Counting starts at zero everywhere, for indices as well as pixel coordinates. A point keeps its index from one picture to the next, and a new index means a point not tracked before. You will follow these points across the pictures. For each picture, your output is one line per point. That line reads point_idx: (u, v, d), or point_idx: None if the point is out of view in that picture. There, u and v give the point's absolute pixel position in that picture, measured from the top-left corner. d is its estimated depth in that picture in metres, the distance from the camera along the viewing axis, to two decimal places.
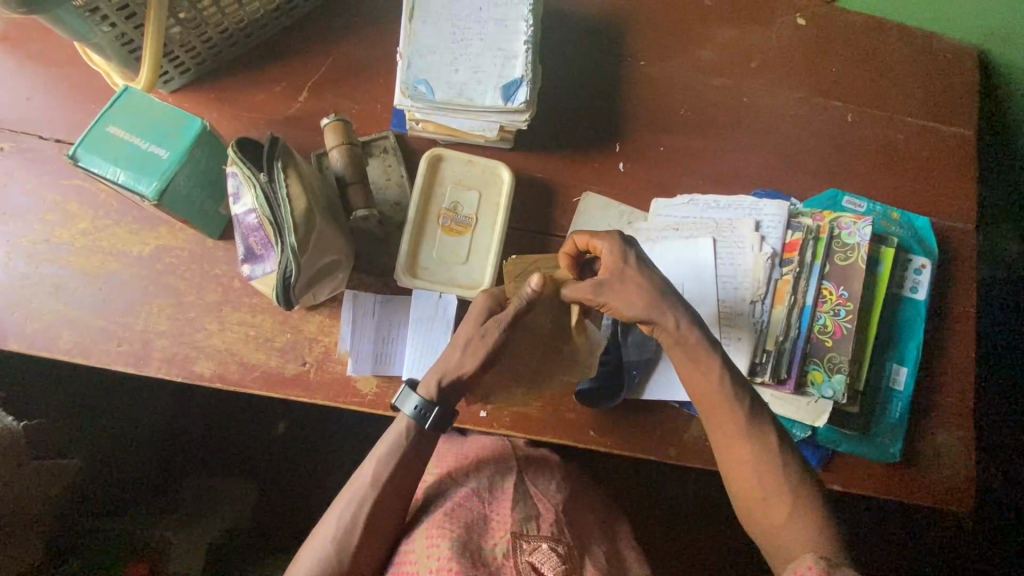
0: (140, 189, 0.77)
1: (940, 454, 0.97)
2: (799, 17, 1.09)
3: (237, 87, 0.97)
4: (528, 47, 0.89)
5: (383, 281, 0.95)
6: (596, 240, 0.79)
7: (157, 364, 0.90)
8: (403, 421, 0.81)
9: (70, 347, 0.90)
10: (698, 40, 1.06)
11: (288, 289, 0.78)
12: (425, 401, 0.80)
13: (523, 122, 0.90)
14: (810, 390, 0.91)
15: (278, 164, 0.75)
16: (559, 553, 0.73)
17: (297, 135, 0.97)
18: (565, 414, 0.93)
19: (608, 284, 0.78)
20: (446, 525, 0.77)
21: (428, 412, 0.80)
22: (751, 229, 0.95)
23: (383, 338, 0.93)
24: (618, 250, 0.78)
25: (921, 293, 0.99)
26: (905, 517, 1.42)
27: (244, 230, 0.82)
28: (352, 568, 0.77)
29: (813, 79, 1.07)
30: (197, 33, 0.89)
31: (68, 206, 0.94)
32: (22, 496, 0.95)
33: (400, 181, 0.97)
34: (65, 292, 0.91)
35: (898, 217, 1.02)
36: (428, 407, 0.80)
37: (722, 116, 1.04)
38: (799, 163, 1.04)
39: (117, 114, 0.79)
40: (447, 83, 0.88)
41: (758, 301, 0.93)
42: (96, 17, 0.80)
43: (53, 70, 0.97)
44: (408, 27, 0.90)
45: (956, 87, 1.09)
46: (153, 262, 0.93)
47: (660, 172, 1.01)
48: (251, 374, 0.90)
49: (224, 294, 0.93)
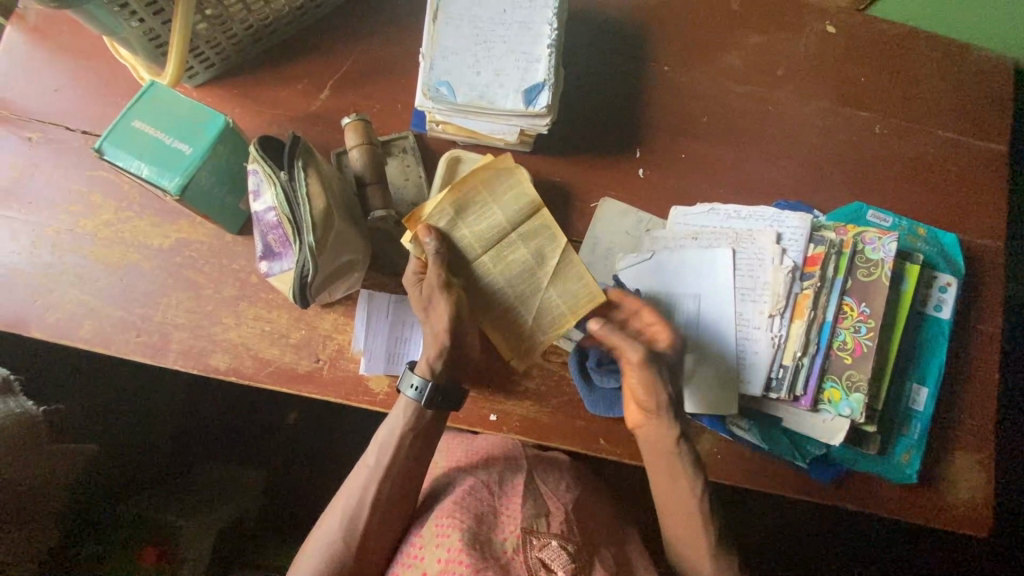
0: (162, 184, 0.78)
1: (958, 476, 0.95)
2: (828, 25, 1.06)
3: (261, 85, 0.97)
4: (551, 50, 0.88)
5: (398, 280, 0.95)
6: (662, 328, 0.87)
7: (173, 355, 0.91)
8: (405, 406, 0.83)
9: (89, 336, 0.91)
10: (725, 47, 1.04)
11: (304, 287, 0.79)
12: (422, 380, 0.82)
13: (543, 126, 0.89)
14: (826, 407, 0.89)
15: (298, 162, 0.76)
16: (570, 551, 0.72)
17: (318, 134, 0.97)
18: (576, 422, 0.93)
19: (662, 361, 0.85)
20: (456, 514, 0.76)
21: (412, 381, 0.82)
22: (772, 240, 0.93)
23: (396, 338, 0.93)
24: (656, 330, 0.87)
25: (945, 312, 0.96)
26: (910, 543, 1.38)
27: (263, 227, 0.82)
28: (357, 552, 0.79)
29: (841, 89, 1.05)
30: (223, 29, 0.90)
31: (93, 197, 0.95)
32: (40, 480, 0.98)
33: (418, 181, 0.97)
34: (86, 282, 0.93)
35: (924, 233, 0.99)
36: (425, 385, 0.82)
37: (745, 124, 1.02)
38: (824, 175, 1.02)
39: (142, 109, 0.79)
40: (468, 86, 0.87)
41: (776, 315, 0.91)
42: (124, 12, 0.80)
43: (81, 62, 0.98)
44: (431, 28, 0.89)
45: (988, 100, 1.06)
46: (172, 255, 0.94)
47: (680, 181, 1.00)
48: (265, 369, 0.91)
49: (241, 288, 0.93)
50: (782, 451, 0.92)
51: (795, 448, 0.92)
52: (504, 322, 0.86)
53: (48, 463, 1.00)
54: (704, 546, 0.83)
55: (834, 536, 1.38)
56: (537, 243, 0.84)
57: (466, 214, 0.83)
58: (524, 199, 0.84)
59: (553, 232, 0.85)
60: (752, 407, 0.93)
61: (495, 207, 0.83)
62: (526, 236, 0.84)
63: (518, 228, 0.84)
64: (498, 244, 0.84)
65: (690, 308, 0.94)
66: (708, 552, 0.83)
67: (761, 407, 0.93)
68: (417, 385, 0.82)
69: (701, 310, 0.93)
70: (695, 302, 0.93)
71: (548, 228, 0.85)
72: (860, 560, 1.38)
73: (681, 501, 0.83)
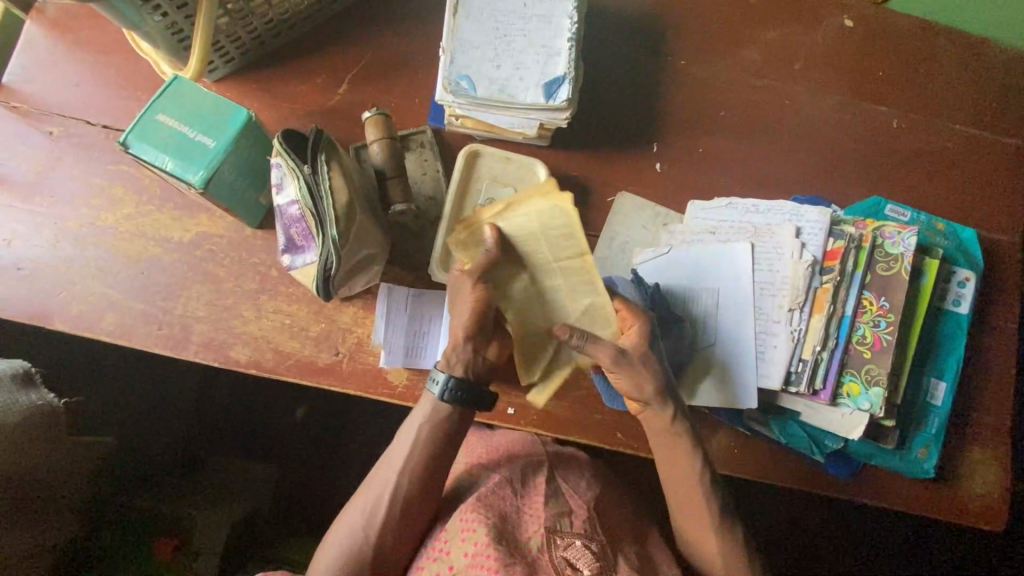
0: (187, 178, 0.78)
1: (975, 471, 0.95)
2: (847, 19, 1.06)
3: (280, 79, 0.98)
4: (571, 44, 0.88)
5: (416, 274, 0.95)
6: (632, 315, 0.83)
7: (195, 348, 0.92)
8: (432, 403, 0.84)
9: (111, 328, 0.92)
10: (742, 41, 1.04)
11: (327, 281, 0.79)
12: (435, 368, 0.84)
13: (563, 120, 0.89)
14: (845, 402, 0.89)
15: (321, 156, 0.76)
16: (594, 550, 0.73)
17: (337, 128, 0.98)
18: (594, 416, 0.93)
19: (632, 356, 0.81)
20: (480, 510, 0.76)
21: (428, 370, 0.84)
22: (791, 235, 0.93)
23: (414, 331, 0.94)
24: (653, 334, 0.83)
25: (963, 306, 0.96)
26: (918, 541, 1.38)
27: (286, 221, 0.83)
28: (378, 544, 0.80)
29: (858, 83, 1.04)
30: (244, 23, 0.90)
31: (114, 191, 0.96)
32: (60, 472, 0.99)
33: (437, 176, 0.97)
34: (109, 275, 0.94)
35: (943, 228, 0.99)
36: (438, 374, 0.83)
37: (763, 118, 1.02)
38: (842, 170, 1.02)
39: (166, 102, 0.80)
40: (488, 80, 0.87)
41: (795, 310, 0.91)
42: (149, 7, 0.81)
43: (102, 56, 0.99)
44: (452, 22, 0.89)
45: (1006, 94, 1.06)
46: (193, 248, 0.95)
47: (698, 175, 1.00)
48: (286, 362, 0.92)
49: (261, 281, 0.94)
50: (799, 445, 0.92)
51: (812, 442, 0.92)
52: (535, 351, 0.85)
53: (71, 455, 1.02)
54: (724, 542, 0.83)
55: (842, 533, 1.38)
56: (580, 284, 0.80)
57: (512, 232, 0.79)
58: (571, 234, 0.77)
59: (592, 277, 0.80)
60: (769, 401, 0.93)
61: (539, 235, 0.78)
62: (567, 275, 0.80)
63: (558, 261, 0.79)
64: (535, 274, 0.81)
65: (708, 303, 0.94)
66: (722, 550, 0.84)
67: (778, 401, 0.93)
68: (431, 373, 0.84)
69: (719, 305, 0.93)
70: (713, 296, 0.94)
71: (589, 273, 0.80)
72: (868, 555, 1.38)
73: (701, 497, 0.83)
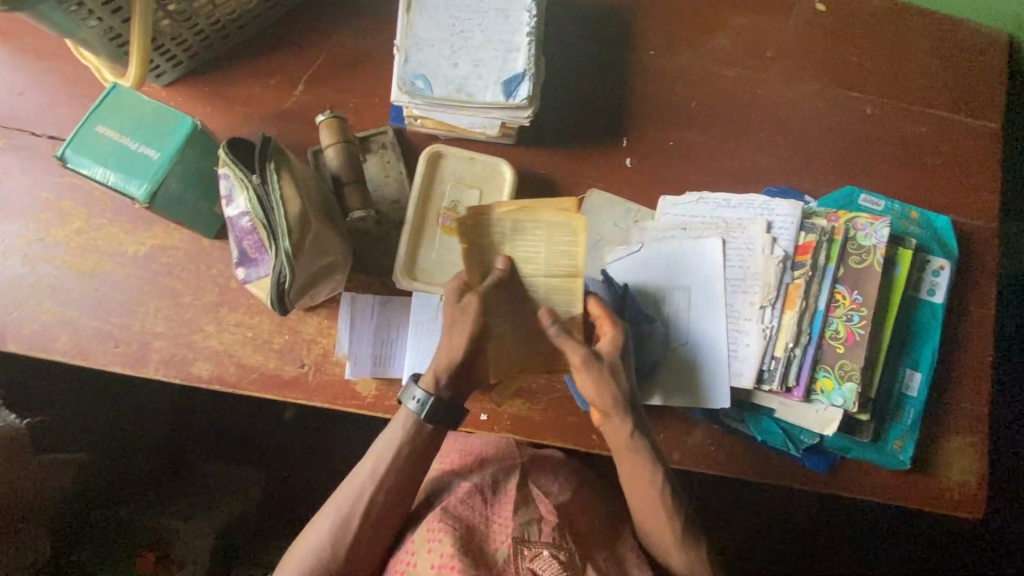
0: (131, 191, 0.76)
1: (953, 460, 0.95)
2: (818, 3, 1.03)
3: (232, 81, 0.94)
4: (530, 39, 0.85)
5: (382, 280, 0.93)
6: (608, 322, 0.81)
7: (155, 365, 0.89)
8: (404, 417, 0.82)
9: (67, 348, 0.89)
10: (711, 28, 1.01)
11: (282, 296, 0.76)
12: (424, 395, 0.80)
13: (525, 119, 0.86)
14: (818, 398, 0.88)
15: (270, 164, 0.73)
16: (561, 560, 0.71)
17: (294, 131, 0.94)
18: (567, 419, 0.92)
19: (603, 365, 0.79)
20: (447, 520, 0.75)
21: (415, 395, 0.81)
22: (762, 230, 0.91)
23: (382, 340, 0.91)
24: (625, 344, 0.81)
25: (939, 296, 0.95)
26: (901, 528, 1.39)
27: (237, 233, 0.80)
28: (347, 559, 0.78)
29: (831, 69, 1.02)
30: (188, 25, 0.86)
31: (64, 205, 0.92)
32: (27, 493, 0.97)
33: (399, 178, 0.94)
34: (61, 293, 0.90)
35: (917, 216, 0.98)
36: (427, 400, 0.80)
37: (734, 109, 1.00)
38: (815, 159, 1.00)
39: (106, 112, 0.76)
40: (444, 79, 0.84)
41: (767, 306, 0.90)
42: (81, 12, 0.77)
43: (44, 64, 0.94)
44: (405, 18, 0.86)
45: (981, 76, 1.04)
46: (149, 262, 0.91)
47: (669, 169, 0.98)
48: (250, 376, 0.89)
49: (222, 294, 0.91)
50: (773, 442, 0.91)
51: (788, 438, 0.91)
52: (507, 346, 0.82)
53: (39, 476, 1.00)
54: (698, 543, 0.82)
55: (827, 521, 1.39)
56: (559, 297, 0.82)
57: (520, 239, 0.81)
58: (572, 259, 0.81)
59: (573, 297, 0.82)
60: (744, 398, 0.92)
61: (543, 247, 0.81)
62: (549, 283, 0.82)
63: (550, 276, 0.81)
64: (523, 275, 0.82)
65: (680, 301, 0.92)
66: (694, 550, 0.84)
67: (753, 398, 0.92)
68: (419, 398, 0.81)
69: (692, 303, 0.92)
70: (686, 295, 0.92)
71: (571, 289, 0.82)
72: (852, 539, 1.39)
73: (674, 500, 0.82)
